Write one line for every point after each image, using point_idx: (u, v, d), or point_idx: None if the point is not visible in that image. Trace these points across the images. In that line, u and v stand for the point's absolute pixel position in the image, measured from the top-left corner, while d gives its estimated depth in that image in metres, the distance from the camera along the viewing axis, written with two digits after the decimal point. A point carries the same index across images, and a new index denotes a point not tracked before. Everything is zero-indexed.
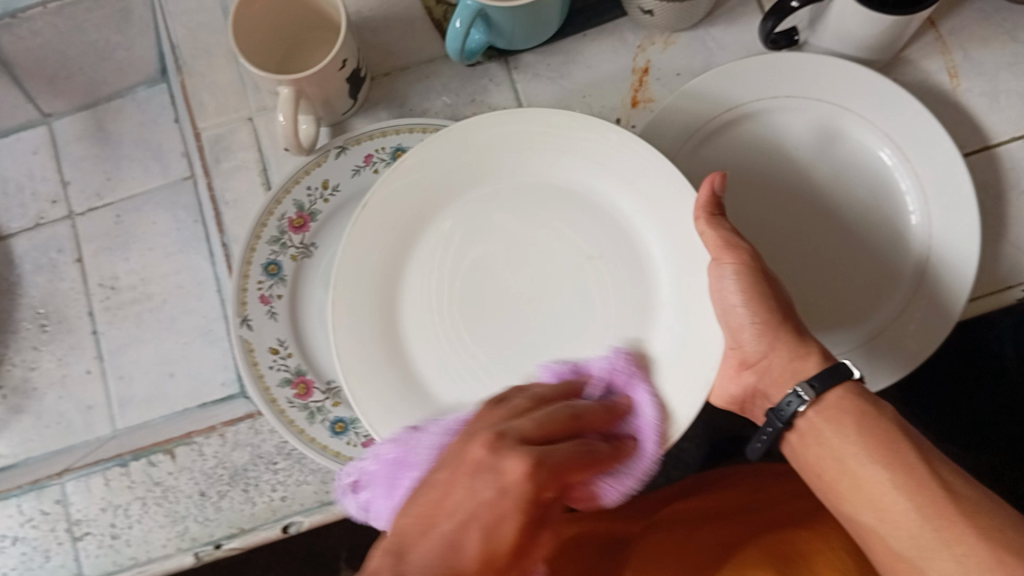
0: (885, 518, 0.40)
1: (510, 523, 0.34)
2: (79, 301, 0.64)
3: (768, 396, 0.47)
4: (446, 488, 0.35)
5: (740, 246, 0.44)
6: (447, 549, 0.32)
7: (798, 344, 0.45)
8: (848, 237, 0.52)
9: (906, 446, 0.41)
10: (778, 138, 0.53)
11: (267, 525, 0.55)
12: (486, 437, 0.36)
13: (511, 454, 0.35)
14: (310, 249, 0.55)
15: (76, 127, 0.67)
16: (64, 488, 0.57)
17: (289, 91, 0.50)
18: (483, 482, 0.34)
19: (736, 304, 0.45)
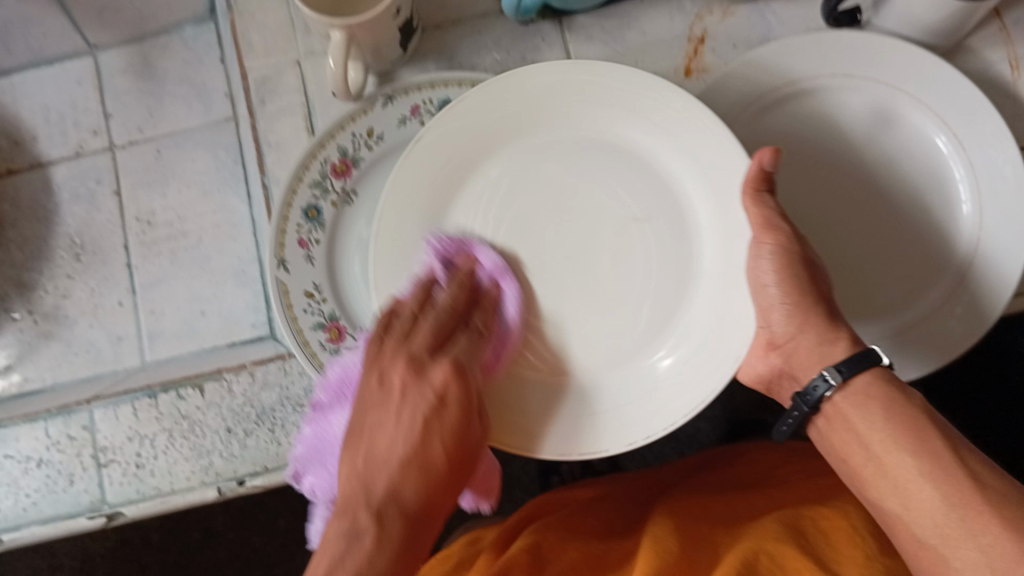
0: (909, 505, 0.41)
1: (450, 428, 0.45)
2: (115, 233, 0.64)
3: (797, 378, 0.48)
4: (380, 424, 0.47)
5: (778, 226, 0.45)
6: (401, 474, 0.45)
7: (828, 328, 0.46)
8: (897, 219, 0.52)
9: (933, 434, 0.42)
10: (835, 111, 0.53)
11: (291, 465, 0.55)
12: (401, 367, 0.47)
13: (433, 368, 0.47)
14: (350, 196, 0.54)
15: (121, 60, 0.67)
16: (92, 416, 0.57)
17: (341, 35, 0.49)
18: (418, 398, 0.47)
19: (769, 282, 0.46)
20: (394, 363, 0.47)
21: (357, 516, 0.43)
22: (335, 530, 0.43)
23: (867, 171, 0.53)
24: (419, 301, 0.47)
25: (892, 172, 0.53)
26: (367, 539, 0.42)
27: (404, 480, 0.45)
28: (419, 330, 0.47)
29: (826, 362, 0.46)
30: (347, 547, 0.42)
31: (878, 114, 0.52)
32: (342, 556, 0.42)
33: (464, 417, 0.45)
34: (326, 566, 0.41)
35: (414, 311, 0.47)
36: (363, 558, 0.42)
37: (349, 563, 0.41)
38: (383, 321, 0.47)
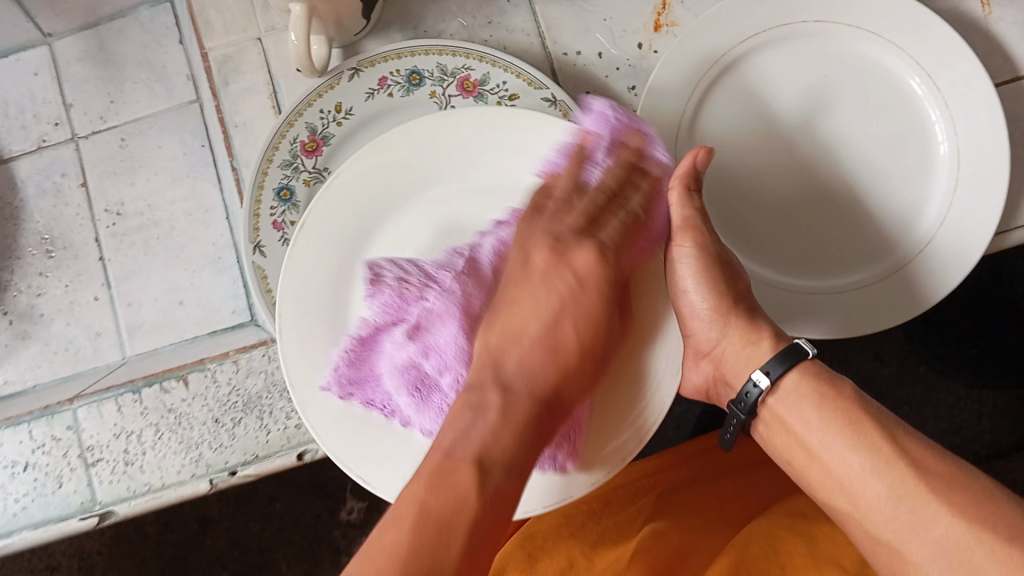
0: (857, 503, 0.42)
1: (591, 312, 0.45)
2: (85, 228, 0.63)
3: (728, 382, 0.51)
4: (522, 296, 0.46)
5: (696, 226, 0.49)
6: (530, 357, 0.44)
7: (750, 326, 0.49)
8: (843, 188, 0.52)
9: (871, 426, 0.43)
10: (770, 90, 0.52)
11: (283, 452, 0.55)
12: (546, 248, 0.47)
13: (576, 251, 0.47)
14: (323, 174, 0.53)
15: (78, 48, 0.65)
16: (76, 415, 0.57)
17: (302, 8, 0.48)
18: (559, 279, 0.46)
19: (689, 288, 0.51)
20: (536, 245, 0.47)
21: (484, 391, 0.42)
22: (460, 400, 0.41)
23: (800, 161, 0.52)
24: (570, 180, 0.48)
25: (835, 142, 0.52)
26: (472, 478, 0.38)
27: (536, 365, 0.44)
28: (573, 212, 0.48)
29: (752, 365, 0.48)
30: (472, 418, 0.40)
31: (816, 101, 0.52)
32: (468, 428, 0.40)
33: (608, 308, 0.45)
34: (452, 436, 0.40)
35: (567, 189, 0.48)
36: (486, 436, 0.40)
37: (476, 432, 0.40)
38: (538, 200, 0.48)
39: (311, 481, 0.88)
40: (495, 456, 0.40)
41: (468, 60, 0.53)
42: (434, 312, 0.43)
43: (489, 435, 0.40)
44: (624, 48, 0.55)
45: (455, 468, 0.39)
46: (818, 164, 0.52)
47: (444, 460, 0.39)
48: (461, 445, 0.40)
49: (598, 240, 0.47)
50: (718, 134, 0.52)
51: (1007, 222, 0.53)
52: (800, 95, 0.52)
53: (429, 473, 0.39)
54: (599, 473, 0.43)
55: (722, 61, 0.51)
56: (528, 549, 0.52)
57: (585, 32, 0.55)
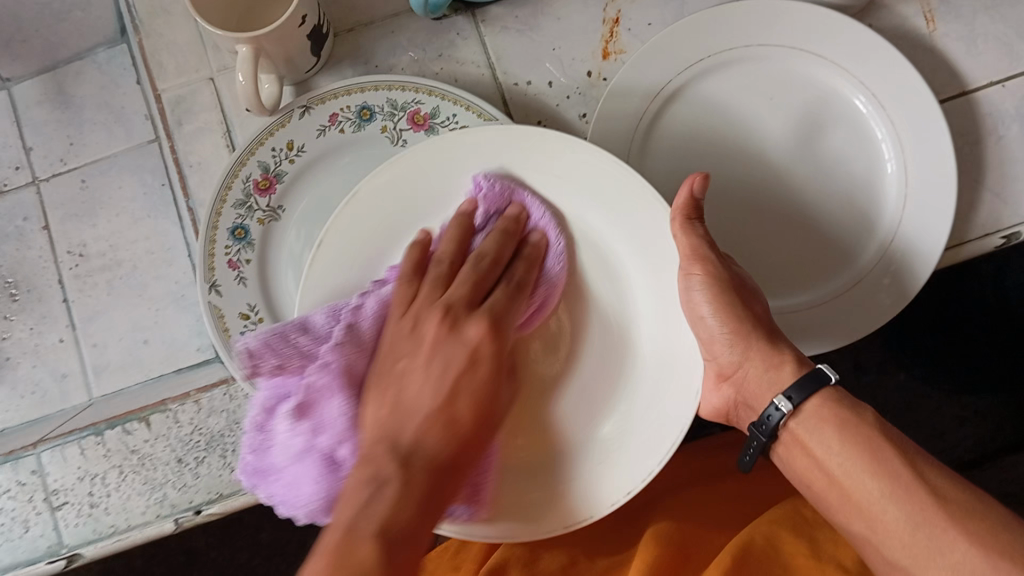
0: (876, 529, 0.42)
1: (480, 382, 0.44)
2: (48, 269, 0.63)
3: (749, 406, 0.49)
4: (410, 369, 0.44)
5: (707, 256, 0.47)
6: (427, 424, 0.42)
7: (772, 353, 0.47)
8: (806, 203, 0.53)
9: (889, 451, 0.42)
10: (719, 113, 0.53)
11: (246, 490, 0.55)
12: (438, 316, 0.45)
13: (467, 324, 0.45)
14: (277, 212, 0.54)
15: (37, 91, 0.65)
16: (40, 459, 0.57)
17: (249, 49, 0.48)
18: (451, 351, 0.44)
19: (704, 313, 0.48)
20: (429, 320, 0.45)
21: (381, 464, 0.40)
22: (356, 476, 0.40)
23: (767, 178, 0.53)
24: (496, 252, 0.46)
25: (790, 160, 0.53)
26: (397, 489, 0.39)
27: (428, 432, 0.42)
28: (458, 279, 0.46)
29: (775, 389, 0.46)
30: (372, 493, 0.39)
31: (771, 122, 0.53)
32: (367, 505, 0.38)
33: (496, 376, 0.45)
34: (351, 513, 0.38)
35: (486, 254, 0.46)
36: (394, 502, 0.39)
37: (378, 504, 0.38)
38: (449, 269, 0.46)
39: None
40: (396, 530, 0.38)
41: (417, 94, 0.53)
42: (319, 386, 0.42)
43: (391, 508, 0.38)
44: (574, 77, 0.56)
45: (355, 542, 0.37)
46: (779, 181, 0.53)
47: (348, 537, 0.37)
48: (362, 521, 0.38)
49: (485, 308, 0.45)
50: (673, 154, 0.53)
51: (961, 235, 0.54)
52: (749, 115, 0.53)
53: (331, 550, 0.37)
54: (556, 524, 0.45)
55: (671, 86, 0.52)
56: (531, 548, 0.53)
57: (535, 61, 0.56)
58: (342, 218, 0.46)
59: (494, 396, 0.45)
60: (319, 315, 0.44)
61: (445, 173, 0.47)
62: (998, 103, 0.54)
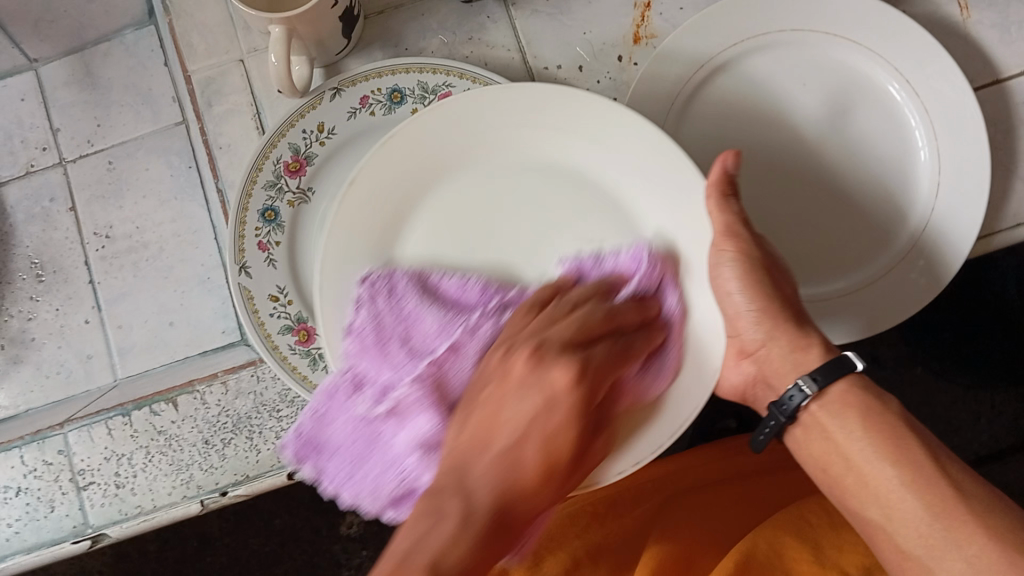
0: (891, 516, 0.42)
1: (566, 431, 0.41)
2: (74, 251, 0.63)
3: (771, 385, 0.48)
4: (496, 400, 0.42)
5: (740, 234, 0.45)
6: (502, 474, 0.41)
7: (799, 334, 0.46)
8: (837, 189, 0.52)
9: (912, 440, 0.42)
10: (749, 101, 0.52)
11: (272, 472, 0.55)
12: (526, 351, 0.42)
13: (555, 364, 0.42)
14: (307, 194, 0.53)
15: (64, 73, 0.65)
16: (67, 439, 0.57)
17: (282, 30, 0.48)
18: (531, 393, 0.42)
19: (732, 291, 0.47)
20: (515, 355, 0.42)
21: (444, 497, 0.40)
22: (420, 506, 0.39)
23: (801, 166, 0.52)
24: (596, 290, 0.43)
25: (823, 146, 0.52)
26: (456, 517, 0.39)
27: (460, 432, 0.41)
28: (546, 313, 0.43)
29: (801, 370, 0.46)
30: (429, 525, 0.38)
31: (803, 105, 0.52)
32: (425, 534, 0.38)
33: (580, 415, 0.41)
34: (405, 546, 0.38)
35: (550, 293, 0.44)
36: (444, 540, 0.38)
37: (431, 538, 0.38)
38: (546, 295, 0.44)
39: (311, 494, 0.88)
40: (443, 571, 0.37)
41: (448, 77, 0.53)
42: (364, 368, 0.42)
43: (444, 544, 0.38)
44: (606, 61, 0.55)
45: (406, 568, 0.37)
46: (811, 167, 0.52)
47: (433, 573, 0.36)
48: (417, 551, 0.37)
49: (579, 355, 0.42)
50: (704, 145, 0.52)
51: (993, 224, 0.53)
52: (780, 105, 0.52)
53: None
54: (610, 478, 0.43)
55: (698, 75, 0.51)
56: (531, 548, 0.53)
57: (566, 45, 0.56)
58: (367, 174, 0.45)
59: (574, 445, 0.42)
60: (433, 317, 0.42)
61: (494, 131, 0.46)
62: None
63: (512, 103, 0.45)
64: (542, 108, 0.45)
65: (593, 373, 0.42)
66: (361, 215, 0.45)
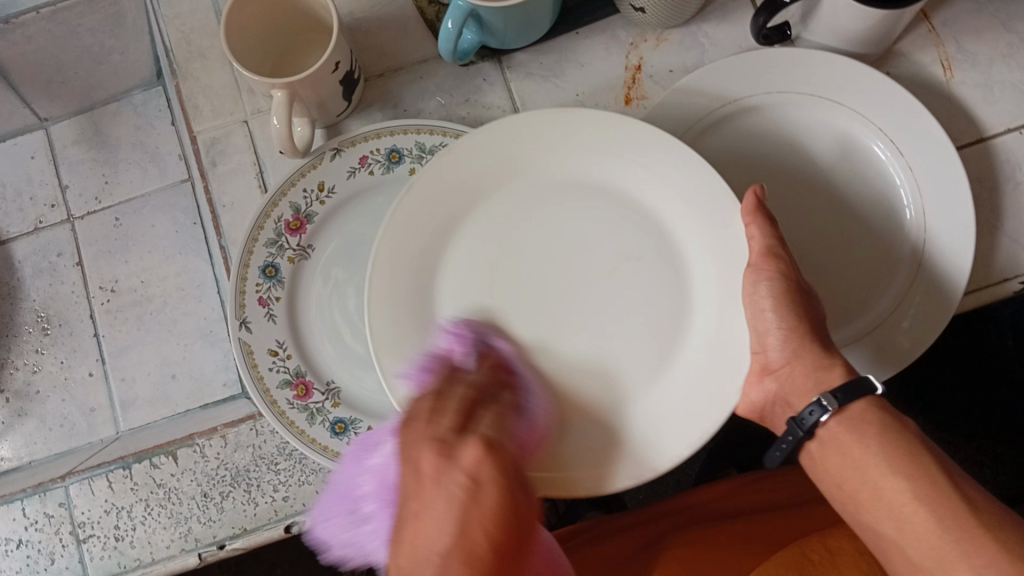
0: (904, 529, 0.42)
1: (492, 506, 0.36)
2: (80, 304, 0.64)
3: (788, 407, 0.48)
4: (421, 513, 0.37)
5: (778, 256, 0.46)
6: (456, 547, 0.35)
7: (825, 355, 0.46)
8: (829, 243, 0.53)
9: (926, 457, 0.42)
10: (746, 153, 0.54)
11: (270, 525, 0.56)
12: (433, 449, 0.39)
13: (463, 451, 0.38)
14: (307, 251, 0.55)
15: (72, 131, 0.67)
16: (67, 492, 0.58)
17: (283, 94, 0.50)
18: (448, 487, 0.37)
19: (765, 309, 0.46)
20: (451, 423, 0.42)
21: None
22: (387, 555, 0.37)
23: (807, 209, 0.54)
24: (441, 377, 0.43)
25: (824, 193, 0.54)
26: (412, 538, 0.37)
27: (445, 517, 0.36)
28: (441, 405, 0.41)
29: (822, 388, 0.45)
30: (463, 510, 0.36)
31: (800, 164, 0.54)
32: (470, 500, 0.36)
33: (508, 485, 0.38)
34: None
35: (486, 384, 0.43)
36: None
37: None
38: (439, 386, 0.43)
39: (311, 545, 0.86)
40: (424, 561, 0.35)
41: (445, 138, 0.54)
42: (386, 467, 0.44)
43: (433, 528, 0.36)
44: None
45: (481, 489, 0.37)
46: (806, 219, 0.54)
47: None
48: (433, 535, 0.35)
49: (479, 436, 0.39)
50: None
51: (980, 279, 0.54)
52: (790, 155, 0.54)
53: None
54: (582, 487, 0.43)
55: (692, 131, 0.53)
56: None
57: (560, 107, 0.57)
58: (396, 228, 0.45)
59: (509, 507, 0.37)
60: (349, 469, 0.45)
61: (509, 155, 0.47)
62: (1016, 150, 0.55)
63: (500, 137, 0.46)
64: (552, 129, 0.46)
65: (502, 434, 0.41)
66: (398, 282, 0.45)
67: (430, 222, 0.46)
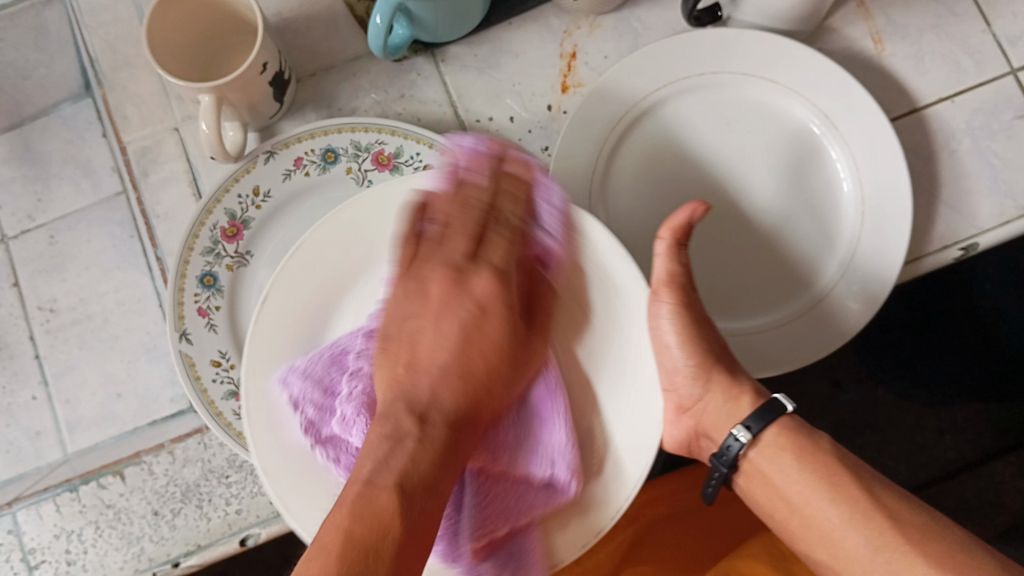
0: (838, 555, 0.42)
1: (497, 329, 0.47)
2: (18, 326, 0.62)
3: (710, 437, 0.51)
4: (423, 326, 0.48)
5: (681, 283, 0.48)
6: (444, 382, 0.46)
7: (731, 384, 0.49)
8: (767, 224, 0.53)
9: (846, 477, 0.44)
10: (678, 139, 0.54)
11: (223, 539, 0.55)
12: (443, 272, 0.49)
13: (478, 278, 0.49)
14: (245, 258, 0.54)
15: (1, 150, 0.64)
16: (15, 518, 0.57)
17: (211, 98, 0.48)
18: (461, 306, 0.49)
19: (670, 343, 0.51)
20: (434, 272, 0.49)
21: (400, 422, 0.42)
22: (377, 432, 0.41)
23: (726, 205, 0.54)
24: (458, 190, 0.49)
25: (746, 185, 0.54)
26: (414, 422, 0.42)
27: (445, 387, 0.46)
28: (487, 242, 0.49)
29: (733, 420, 0.48)
30: (386, 447, 0.40)
31: (733, 147, 0.54)
32: (386, 458, 0.40)
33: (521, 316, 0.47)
34: (371, 466, 0.40)
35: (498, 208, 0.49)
36: (408, 459, 0.40)
37: (396, 458, 0.40)
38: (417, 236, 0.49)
39: (279, 558, 0.85)
40: (417, 484, 0.39)
41: (381, 135, 0.54)
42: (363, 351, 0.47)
43: (409, 462, 0.40)
44: (536, 111, 0.57)
45: (374, 490, 0.38)
46: (744, 201, 0.53)
47: (365, 489, 0.38)
48: (382, 473, 0.39)
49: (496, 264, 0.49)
50: (635, 189, 0.54)
51: (919, 249, 0.55)
52: (720, 140, 0.54)
53: (351, 500, 0.38)
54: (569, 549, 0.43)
55: (625, 120, 0.52)
56: None
57: (495, 97, 0.57)
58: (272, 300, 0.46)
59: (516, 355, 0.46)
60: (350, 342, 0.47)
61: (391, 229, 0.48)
62: (948, 119, 0.55)
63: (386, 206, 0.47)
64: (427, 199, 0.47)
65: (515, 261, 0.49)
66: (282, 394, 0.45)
67: (308, 302, 0.47)
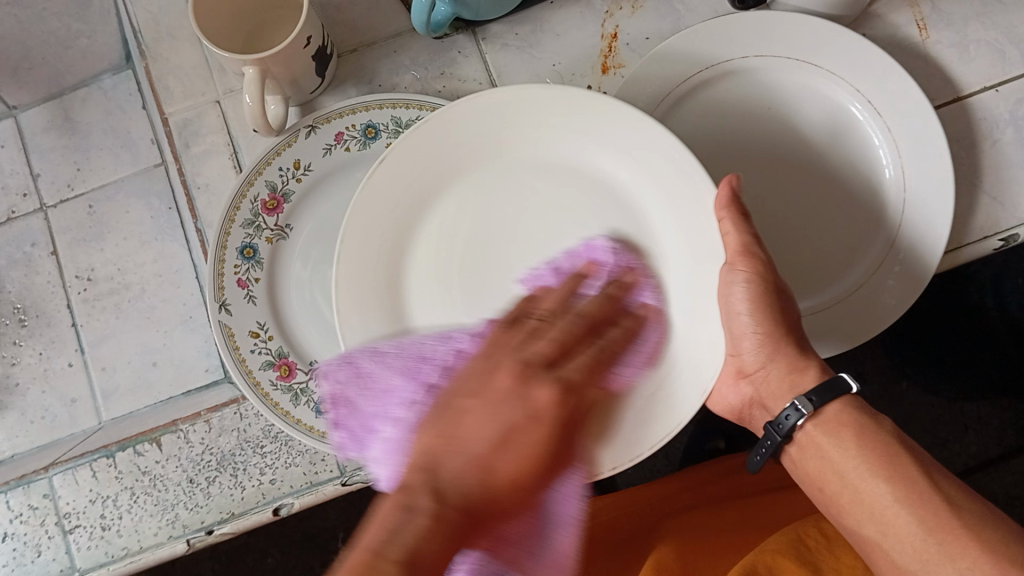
0: (887, 532, 0.42)
1: (535, 441, 0.37)
2: (57, 294, 0.63)
3: (765, 407, 0.49)
4: (471, 410, 0.38)
5: (755, 255, 0.46)
6: (492, 456, 0.36)
7: (798, 357, 0.47)
8: (826, 184, 0.53)
9: (904, 457, 0.43)
10: (723, 117, 0.54)
11: (258, 508, 0.56)
12: (514, 367, 0.40)
13: (537, 385, 0.39)
14: (285, 230, 0.54)
15: (42, 118, 0.65)
16: (51, 483, 0.58)
17: (255, 70, 0.49)
18: (512, 408, 0.38)
19: (742, 311, 0.48)
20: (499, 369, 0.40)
21: (431, 456, 0.37)
22: (388, 500, 0.32)
23: (789, 169, 0.54)
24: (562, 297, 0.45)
25: (802, 154, 0.54)
26: (427, 500, 0.33)
27: (459, 476, 0.35)
28: (548, 336, 0.42)
29: (796, 391, 0.47)
30: (400, 519, 0.31)
31: (781, 122, 0.54)
32: (397, 526, 0.31)
33: (561, 431, 0.39)
34: (378, 535, 0.31)
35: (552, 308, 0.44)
36: (420, 539, 0.31)
37: (408, 533, 0.31)
38: (518, 312, 0.44)
39: (301, 532, 0.86)
40: (423, 560, 0.30)
41: (421, 112, 0.54)
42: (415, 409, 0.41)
43: (420, 534, 0.31)
44: (575, 90, 0.57)
45: (373, 566, 0.29)
46: (812, 163, 0.54)
47: (373, 558, 0.29)
48: (391, 544, 0.30)
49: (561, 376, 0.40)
50: None
51: (959, 238, 0.54)
52: (767, 119, 0.54)
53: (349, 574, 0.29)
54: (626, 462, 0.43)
55: (668, 99, 0.52)
56: None
57: (536, 77, 0.57)
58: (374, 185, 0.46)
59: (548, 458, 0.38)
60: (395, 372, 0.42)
61: (508, 131, 0.47)
62: (992, 109, 0.55)
63: (508, 107, 0.46)
64: (548, 108, 0.46)
65: (576, 392, 0.40)
66: (366, 265, 0.46)
67: (406, 187, 0.47)
